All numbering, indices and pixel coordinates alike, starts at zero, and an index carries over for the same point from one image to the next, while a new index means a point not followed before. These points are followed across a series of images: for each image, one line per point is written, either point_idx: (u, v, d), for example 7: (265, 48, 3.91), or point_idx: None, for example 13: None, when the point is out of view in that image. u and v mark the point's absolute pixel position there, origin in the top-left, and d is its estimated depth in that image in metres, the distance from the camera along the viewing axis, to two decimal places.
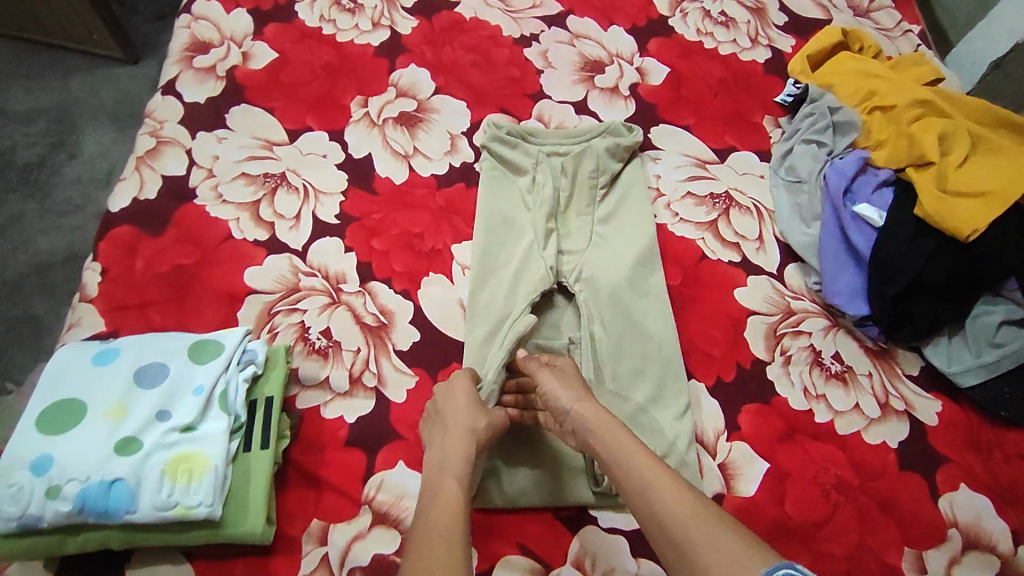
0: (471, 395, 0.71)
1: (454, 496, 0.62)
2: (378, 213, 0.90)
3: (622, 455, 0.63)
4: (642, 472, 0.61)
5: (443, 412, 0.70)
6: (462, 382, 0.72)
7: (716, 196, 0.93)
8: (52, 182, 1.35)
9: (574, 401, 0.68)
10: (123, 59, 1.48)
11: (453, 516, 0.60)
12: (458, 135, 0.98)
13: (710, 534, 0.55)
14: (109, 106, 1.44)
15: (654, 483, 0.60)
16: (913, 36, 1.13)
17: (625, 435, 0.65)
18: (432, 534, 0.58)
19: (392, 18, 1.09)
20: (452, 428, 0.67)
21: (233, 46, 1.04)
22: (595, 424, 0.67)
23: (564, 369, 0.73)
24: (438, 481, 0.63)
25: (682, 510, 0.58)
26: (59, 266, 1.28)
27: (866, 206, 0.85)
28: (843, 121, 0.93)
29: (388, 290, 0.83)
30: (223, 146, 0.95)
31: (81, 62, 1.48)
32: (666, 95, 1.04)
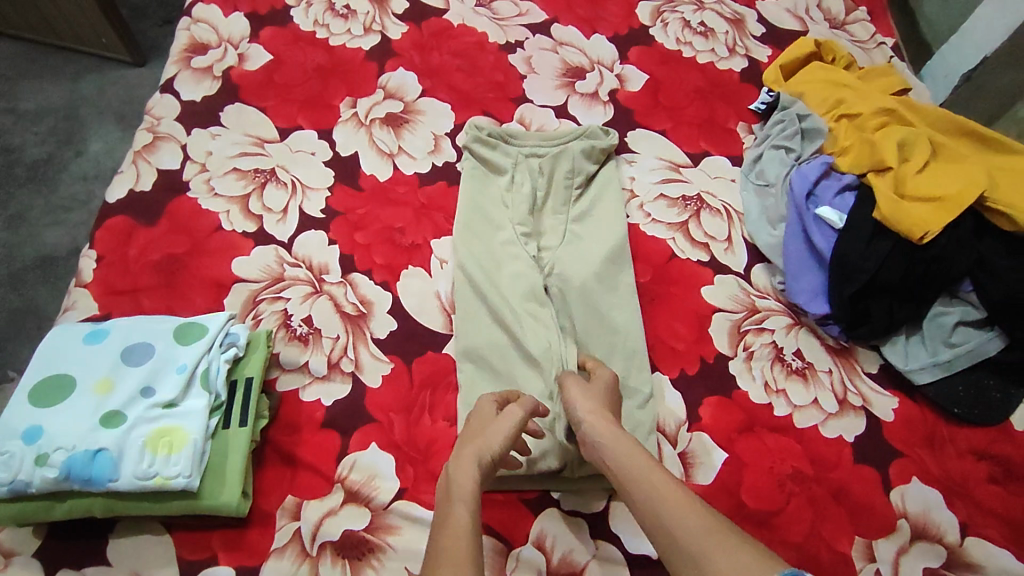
0: (482, 416, 0.72)
1: (464, 523, 0.61)
2: (362, 208, 0.94)
3: (632, 468, 0.66)
4: (651, 486, 0.64)
5: (468, 432, 0.71)
6: (485, 404, 0.73)
7: (688, 198, 0.97)
8: (59, 178, 1.40)
9: (587, 415, 0.71)
10: (130, 61, 1.53)
11: (466, 541, 0.59)
12: (442, 135, 1.02)
13: (722, 549, 0.57)
14: (115, 106, 1.49)
15: (662, 497, 0.62)
16: (887, 48, 1.17)
17: (635, 451, 0.68)
18: (444, 557, 0.57)
19: (383, 24, 1.14)
20: (461, 450, 0.68)
21: (230, 48, 1.09)
22: (605, 438, 0.69)
23: (595, 387, 0.75)
24: (454, 508, 0.62)
25: (693, 524, 0.59)
26: (62, 260, 1.32)
27: (828, 208, 0.88)
28: (810, 128, 0.97)
29: (368, 282, 0.87)
30: (216, 143, 0.99)
31: (90, 64, 1.53)
32: (644, 101, 1.08)
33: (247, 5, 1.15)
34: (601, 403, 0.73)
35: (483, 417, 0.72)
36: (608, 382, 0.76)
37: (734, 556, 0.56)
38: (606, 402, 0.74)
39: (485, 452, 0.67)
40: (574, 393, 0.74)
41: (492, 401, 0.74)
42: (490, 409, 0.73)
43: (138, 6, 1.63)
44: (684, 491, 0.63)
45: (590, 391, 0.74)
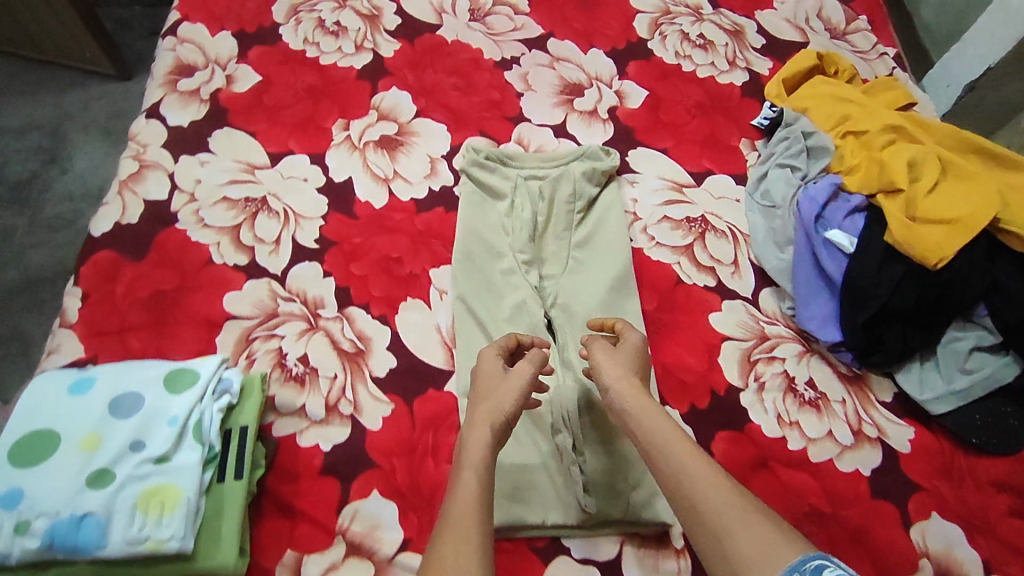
0: (490, 376, 0.71)
1: (472, 490, 0.58)
2: (357, 237, 0.91)
3: (660, 440, 0.63)
4: (677, 458, 0.61)
5: (480, 391, 0.70)
6: (493, 360, 0.73)
7: (693, 220, 0.95)
8: (43, 198, 1.36)
9: (614, 380, 0.68)
10: (115, 75, 1.49)
11: (473, 506, 0.57)
12: (438, 158, 0.99)
13: (747, 529, 0.54)
14: (101, 121, 1.45)
15: (690, 473, 0.59)
16: (889, 59, 1.14)
17: (664, 421, 0.65)
18: (450, 521, 0.56)
19: (375, 41, 1.11)
20: (473, 415, 0.66)
21: (217, 69, 1.06)
22: (633, 406, 0.67)
23: (624, 351, 0.72)
24: (462, 474, 0.60)
25: (718, 502, 0.56)
26: (49, 283, 1.28)
27: (837, 231, 0.85)
28: (816, 146, 0.94)
29: (365, 315, 0.84)
30: (204, 170, 0.95)
31: (73, 79, 1.49)
32: (644, 118, 1.05)
33: (234, 23, 1.11)
34: (628, 366, 0.70)
35: (490, 375, 0.71)
36: (639, 347, 0.73)
37: (759, 537, 0.53)
38: (635, 366, 0.71)
39: (498, 413, 0.65)
40: (601, 361, 0.71)
41: (495, 353, 0.73)
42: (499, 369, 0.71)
43: (122, 17, 1.58)
44: (712, 464, 0.60)
45: (617, 355, 0.72)
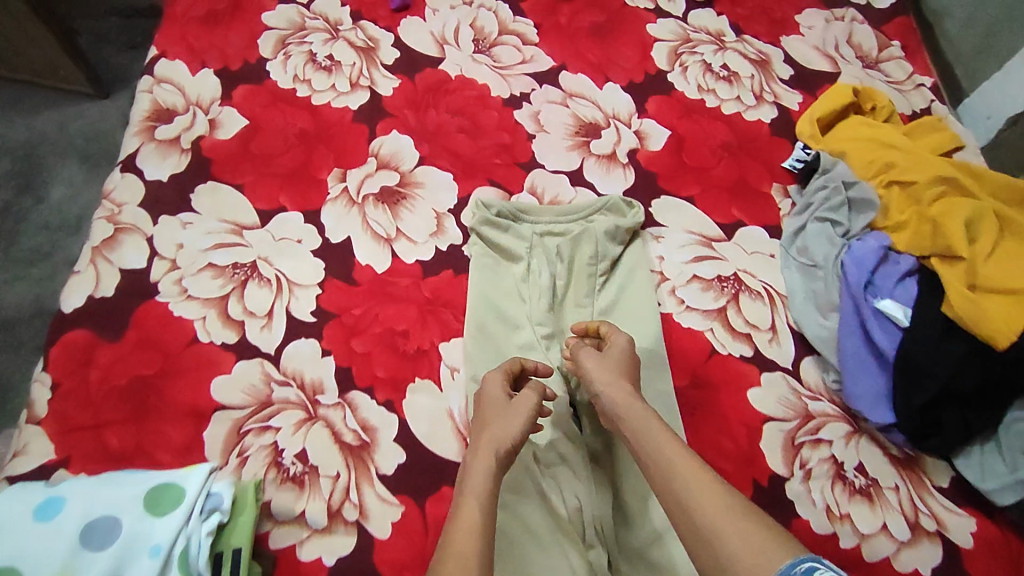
0: (494, 402, 0.69)
1: (474, 515, 0.58)
2: (358, 308, 0.82)
3: (651, 446, 0.62)
4: (667, 461, 0.60)
5: (483, 416, 0.69)
6: (496, 378, 0.72)
7: (725, 279, 0.87)
8: (19, 230, 1.26)
9: (605, 386, 0.68)
10: (92, 94, 1.38)
11: (473, 531, 0.56)
12: (445, 213, 0.90)
13: (739, 533, 0.53)
14: (78, 144, 1.35)
15: (680, 476, 0.58)
16: (926, 90, 1.06)
17: (657, 425, 0.64)
18: (453, 548, 0.55)
19: (371, 77, 1.02)
20: (478, 441, 0.66)
21: (199, 112, 0.96)
22: (624, 410, 0.66)
23: (613, 355, 0.72)
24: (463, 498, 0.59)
25: (709, 504, 0.55)
26: (26, 322, 1.18)
27: (889, 302, 0.78)
28: (858, 198, 0.86)
29: (369, 401, 0.77)
30: (187, 233, 0.87)
31: (47, 98, 1.37)
32: (667, 161, 0.97)
33: (217, 59, 1.02)
34: (617, 371, 0.70)
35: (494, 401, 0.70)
36: (626, 349, 0.73)
37: (752, 538, 0.52)
38: (623, 370, 0.71)
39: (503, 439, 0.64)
40: (590, 369, 0.71)
41: (499, 378, 0.72)
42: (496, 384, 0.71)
43: (98, 30, 1.45)
44: (703, 467, 0.59)
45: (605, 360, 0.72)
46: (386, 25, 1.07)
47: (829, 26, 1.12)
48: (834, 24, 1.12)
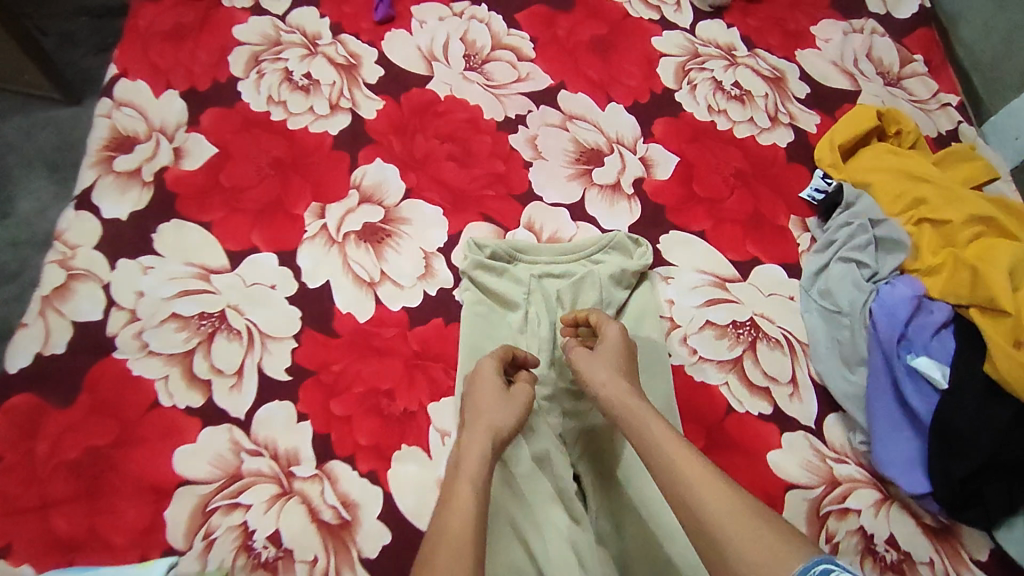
0: (487, 387, 0.66)
1: (468, 502, 0.54)
2: (338, 364, 0.75)
3: (649, 438, 0.57)
4: (667, 455, 0.55)
5: (474, 401, 0.65)
6: (489, 364, 0.68)
7: (741, 325, 0.80)
8: None
9: (600, 373, 0.65)
10: (61, 99, 1.12)
11: (464, 519, 0.53)
12: (433, 253, 0.83)
13: (748, 534, 0.48)
14: (46, 154, 1.09)
15: (683, 474, 0.53)
16: (953, 110, 0.99)
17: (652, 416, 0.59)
18: (444, 539, 0.51)
19: (353, 98, 0.92)
20: (471, 428, 0.62)
21: (163, 140, 0.87)
22: (620, 399, 0.62)
23: (608, 347, 0.68)
24: (455, 485, 0.56)
25: (713, 499, 0.51)
26: None
27: (926, 359, 0.71)
28: (886, 237, 0.79)
29: (350, 473, 0.70)
30: (148, 278, 0.78)
31: (7, 104, 1.11)
32: (676, 192, 0.89)
33: (183, 79, 0.92)
34: (613, 359, 0.67)
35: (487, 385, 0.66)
36: (622, 337, 0.70)
37: (760, 537, 0.48)
38: (620, 361, 0.67)
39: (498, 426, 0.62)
40: (583, 364, 0.67)
41: (493, 363, 0.68)
42: (486, 367, 0.68)
43: (67, 30, 1.18)
44: (701, 460, 0.54)
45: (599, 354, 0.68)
46: (368, 39, 0.97)
47: (848, 39, 1.03)
48: (853, 36, 1.04)
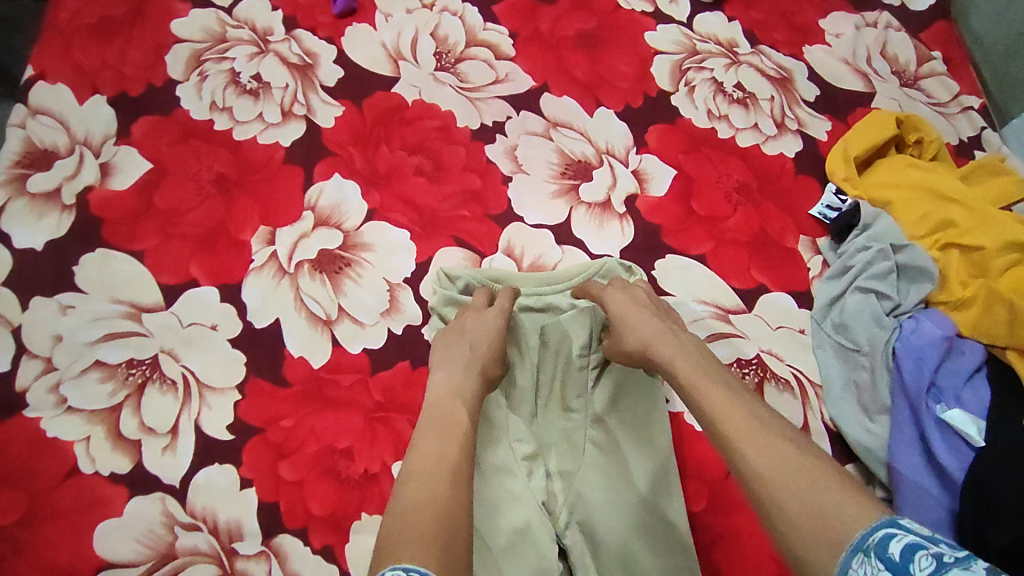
0: (484, 320, 0.65)
1: (460, 424, 0.55)
2: (289, 419, 0.66)
3: (695, 379, 0.54)
4: (710, 397, 0.52)
5: (469, 330, 0.64)
6: (493, 312, 0.66)
7: (746, 364, 0.71)
8: None
9: (629, 322, 0.62)
10: None
11: (458, 442, 0.53)
12: (399, 284, 0.73)
13: (800, 477, 0.44)
14: None
15: (725, 413, 0.50)
16: (974, 114, 0.91)
17: (700, 368, 0.55)
18: (426, 454, 0.51)
19: (307, 103, 0.81)
20: (464, 357, 0.62)
21: (87, 154, 0.75)
22: (653, 341, 0.59)
23: (618, 306, 0.64)
24: (450, 409, 0.56)
25: (757, 440, 0.47)
26: None
27: (957, 411, 0.64)
28: (909, 265, 0.71)
29: (302, 549, 0.62)
30: (67, 320, 0.67)
31: None
32: (673, 210, 0.79)
33: (111, 82, 0.79)
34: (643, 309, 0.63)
35: (487, 319, 0.65)
36: (639, 297, 0.65)
37: (818, 498, 0.43)
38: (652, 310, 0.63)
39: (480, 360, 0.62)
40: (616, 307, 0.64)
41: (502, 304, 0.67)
42: (489, 311, 0.66)
43: None
44: (755, 413, 0.49)
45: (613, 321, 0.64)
46: (326, 35, 0.85)
47: (861, 34, 0.94)
48: (865, 31, 0.94)
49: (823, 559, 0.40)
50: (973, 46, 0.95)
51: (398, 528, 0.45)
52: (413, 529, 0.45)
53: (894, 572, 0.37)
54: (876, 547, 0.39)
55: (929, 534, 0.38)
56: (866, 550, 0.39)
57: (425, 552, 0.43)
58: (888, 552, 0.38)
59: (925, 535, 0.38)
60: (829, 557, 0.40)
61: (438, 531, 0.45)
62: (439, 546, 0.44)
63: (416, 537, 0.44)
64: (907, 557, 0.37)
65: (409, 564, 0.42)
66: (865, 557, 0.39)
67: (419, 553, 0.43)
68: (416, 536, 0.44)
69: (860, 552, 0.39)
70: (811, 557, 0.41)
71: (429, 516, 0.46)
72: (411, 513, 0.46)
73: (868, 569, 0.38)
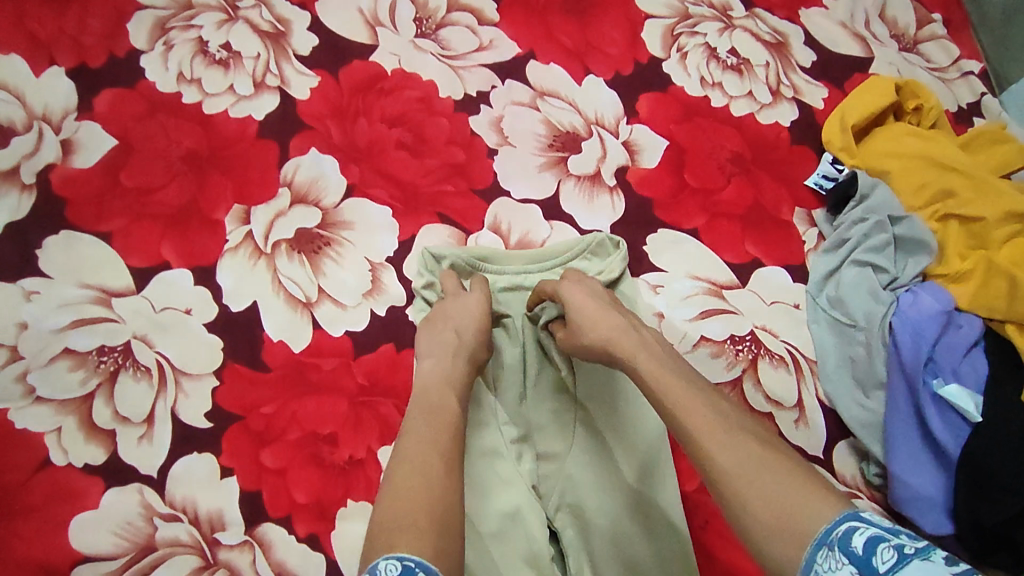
0: (463, 306, 0.63)
1: (453, 410, 0.53)
2: (270, 405, 0.64)
3: (655, 379, 0.51)
4: (671, 398, 0.49)
5: (451, 315, 0.62)
6: (474, 295, 0.64)
7: (740, 340, 0.70)
8: None
9: (587, 314, 0.59)
10: None
11: (449, 426, 0.51)
12: (382, 264, 0.70)
13: (770, 479, 0.42)
14: None
15: (688, 415, 0.48)
16: (974, 79, 0.88)
17: (662, 364, 0.52)
18: (413, 439, 0.50)
19: (280, 74, 0.76)
20: (445, 342, 0.60)
21: (47, 130, 0.70)
22: (614, 334, 0.56)
23: (575, 299, 0.60)
24: (439, 394, 0.54)
25: (723, 440, 0.45)
26: None
27: (956, 387, 0.63)
28: (907, 238, 0.70)
29: (286, 537, 0.60)
30: (33, 307, 0.64)
31: None
32: (665, 182, 0.76)
33: (69, 52, 0.74)
34: (600, 301, 0.60)
35: (463, 308, 0.63)
36: (595, 289, 0.63)
37: (787, 499, 0.41)
38: (610, 304, 0.61)
39: (461, 346, 0.59)
40: (572, 301, 0.61)
41: (481, 293, 0.65)
42: (468, 296, 0.64)
43: None
44: (721, 410, 0.48)
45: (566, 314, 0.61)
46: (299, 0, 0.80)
47: None
48: None
49: (789, 555, 0.39)
50: (972, 7, 0.91)
51: (390, 510, 0.44)
52: (410, 510, 0.43)
53: (857, 566, 0.36)
54: (839, 540, 0.37)
55: (889, 525, 0.38)
56: (830, 544, 0.38)
57: (418, 537, 0.41)
58: (851, 546, 0.37)
59: (886, 527, 0.38)
60: (798, 558, 0.39)
61: (430, 514, 0.43)
62: (437, 530, 0.43)
63: (411, 521, 0.43)
64: (868, 549, 0.36)
65: (403, 552, 0.40)
66: (829, 551, 0.38)
67: (415, 542, 0.41)
68: (412, 520, 0.43)
69: (825, 546, 0.38)
70: (778, 553, 0.40)
71: (422, 506, 0.44)
72: (411, 496, 0.45)
73: (831, 563, 0.37)
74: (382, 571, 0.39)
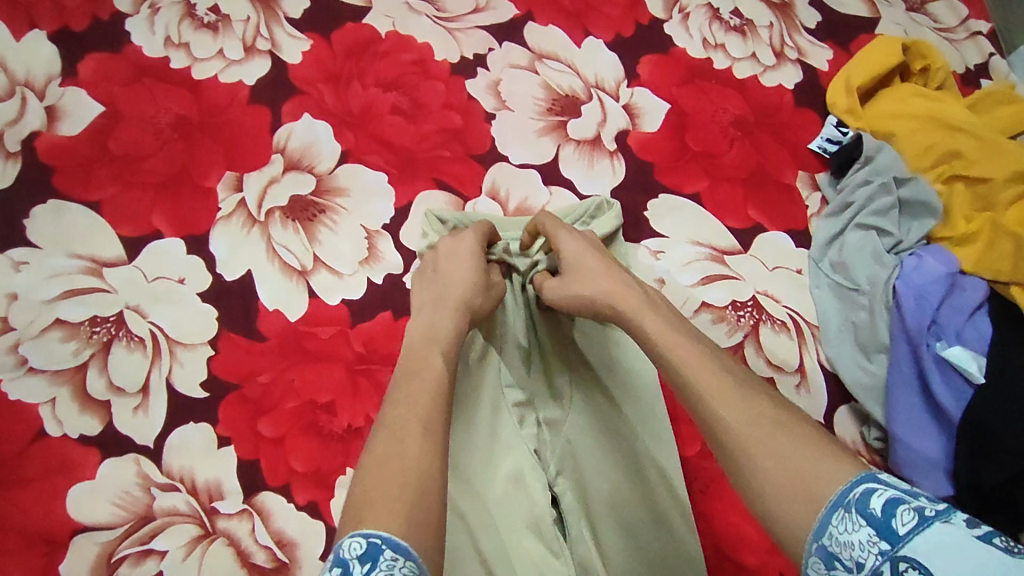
0: (457, 261, 0.61)
1: (440, 371, 0.51)
2: (266, 374, 0.63)
3: (660, 338, 0.50)
4: (677, 356, 0.48)
5: (445, 274, 0.60)
6: (470, 249, 0.62)
7: (741, 306, 0.69)
8: None
9: (589, 273, 0.58)
10: None
11: (433, 389, 0.50)
12: (378, 231, 0.69)
13: (777, 437, 0.42)
14: None
15: (695, 374, 0.47)
16: (982, 40, 0.86)
17: (670, 324, 0.52)
18: (402, 406, 0.48)
19: (270, 37, 0.74)
20: (443, 303, 0.58)
21: (29, 96, 0.68)
22: (615, 293, 0.56)
23: (577, 257, 0.59)
24: (425, 356, 0.52)
25: (731, 399, 0.45)
26: None
27: (957, 349, 0.63)
28: (912, 201, 0.69)
29: (285, 506, 0.60)
30: (22, 277, 0.63)
31: None
32: (666, 146, 0.75)
33: (51, 16, 0.71)
34: (602, 259, 0.59)
35: (457, 264, 0.61)
36: (597, 245, 0.61)
37: (796, 458, 0.41)
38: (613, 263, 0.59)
39: (456, 306, 0.58)
40: (573, 259, 0.59)
41: (474, 245, 0.63)
42: (465, 249, 0.62)
43: None
44: (729, 369, 0.47)
45: (567, 272, 0.59)
46: None
47: None
48: None
49: (797, 515, 0.39)
50: None
51: (369, 483, 0.43)
52: (388, 484, 0.43)
53: (876, 529, 0.35)
54: (857, 502, 0.37)
55: (907, 487, 0.37)
56: (847, 506, 0.37)
57: (392, 513, 0.41)
58: (869, 508, 0.36)
59: (904, 488, 0.37)
60: (807, 515, 0.39)
61: (406, 487, 0.43)
62: (407, 508, 0.42)
63: (384, 493, 0.42)
64: (887, 511, 0.36)
65: (370, 528, 0.40)
66: (845, 513, 0.37)
67: (386, 516, 0.40)
68: (385, 494, 0.42)
69: (841, 508, 0.38)
70: (786, 513, 0.40)
71: (400, 480, 0.43)
72: (392, 469, 0.44)
73: (848, 525, 0.37)
74: (347, 549, 0.39)
